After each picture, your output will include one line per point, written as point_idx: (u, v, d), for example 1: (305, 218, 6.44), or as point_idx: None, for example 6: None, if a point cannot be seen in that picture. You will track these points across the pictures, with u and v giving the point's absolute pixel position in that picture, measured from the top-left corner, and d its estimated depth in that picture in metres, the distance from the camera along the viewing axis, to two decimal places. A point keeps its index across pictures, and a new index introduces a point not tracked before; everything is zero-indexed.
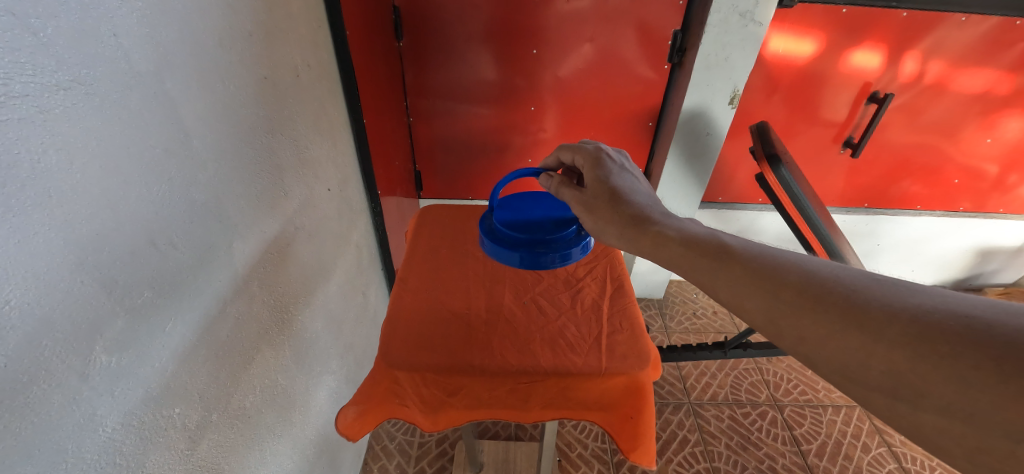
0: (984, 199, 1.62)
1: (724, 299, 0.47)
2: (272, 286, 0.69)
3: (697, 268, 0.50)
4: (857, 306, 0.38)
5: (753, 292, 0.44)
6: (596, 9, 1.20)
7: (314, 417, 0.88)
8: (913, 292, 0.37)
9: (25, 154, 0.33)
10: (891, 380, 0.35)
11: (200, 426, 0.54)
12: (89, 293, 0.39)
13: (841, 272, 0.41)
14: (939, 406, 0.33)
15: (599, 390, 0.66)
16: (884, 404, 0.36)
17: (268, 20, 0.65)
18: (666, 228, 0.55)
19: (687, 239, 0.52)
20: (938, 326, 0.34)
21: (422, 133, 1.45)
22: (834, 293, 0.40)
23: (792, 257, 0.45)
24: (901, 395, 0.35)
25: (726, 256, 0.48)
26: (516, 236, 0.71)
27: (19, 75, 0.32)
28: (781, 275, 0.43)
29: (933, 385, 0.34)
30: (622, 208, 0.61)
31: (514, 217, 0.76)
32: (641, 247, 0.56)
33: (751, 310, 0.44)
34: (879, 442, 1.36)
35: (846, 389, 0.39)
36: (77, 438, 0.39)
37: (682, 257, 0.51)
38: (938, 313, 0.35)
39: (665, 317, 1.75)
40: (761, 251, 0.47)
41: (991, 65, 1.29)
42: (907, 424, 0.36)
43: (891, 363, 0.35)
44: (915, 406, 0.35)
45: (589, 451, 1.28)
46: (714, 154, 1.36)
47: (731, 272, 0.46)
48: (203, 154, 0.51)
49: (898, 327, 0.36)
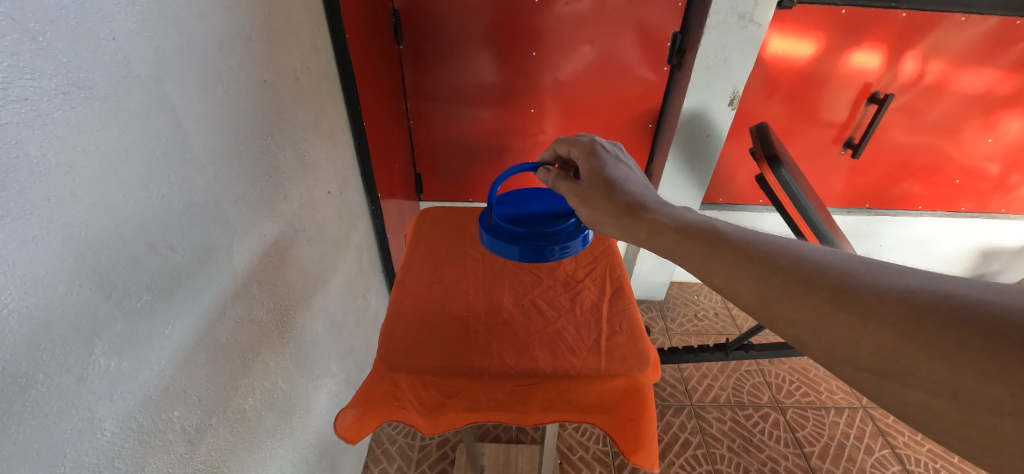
0: (986, 199, 1.61)
1: (717, 286, 0.47)
2: (272, 288, 0.68)
3: (692, 256, 0.49)
4: (847, 288, 0.38)
5: (746, 277, 0.44)
6: (595, 12, 1.20)
7: (314, 421, 0.88)
8: (901, 274, 0.37)
9: (24, 157, 0.33)
10: (879, 360, 0.36)
11: (200, 429, 0.54)
12: (86, 296, 0.39)
13: (833, 257, 0.41)
14: (926, 384, 0.34)
15: (598, 392, 0.66)
16: (873, 384, 0.36)
17: (269, 24, 0.65)
18: (661, 217, 0.55)
19: (683, 227, 0.52)
20: (925, 305, 0.34)
21: (422, 136, 1.45)
22: (826, 277, 0.40)
23: (784, 244, 0.45)
24: (889, 374, 0.35)
25: (721, 244, 0.48)
26: (516, 230, 0.71)
27: (19, 79, 0.33)
28: (773, 261, 0.43)
29: (920, 363, 0.34)
30: (617, 197, 0.60)
31: (513, 212, 0.76)
32: (637, 236, 0.56)
33: (743, 296, 0.44)
34: (883, 444, 1.35)
35: (836, 372, 0.39)
36: (75, 442, 0.39)
37: (677, 245, 0.51)
38: (926, 293, 0.35)
39: (665, 318, 1.74)
40: (754, 238, 0.47)
41: (993, 65, 1.29)
42: (896, 404, 0.36)
43: (879, 343, 0.35)
44: (903, 385, 0.35)
45: (589, 454, 1.27)
46: (715, 153, 1.36)
47: (724, 259, 0.46)
48: (203, 158, 0.51)
49: (886, 307, 0.36)
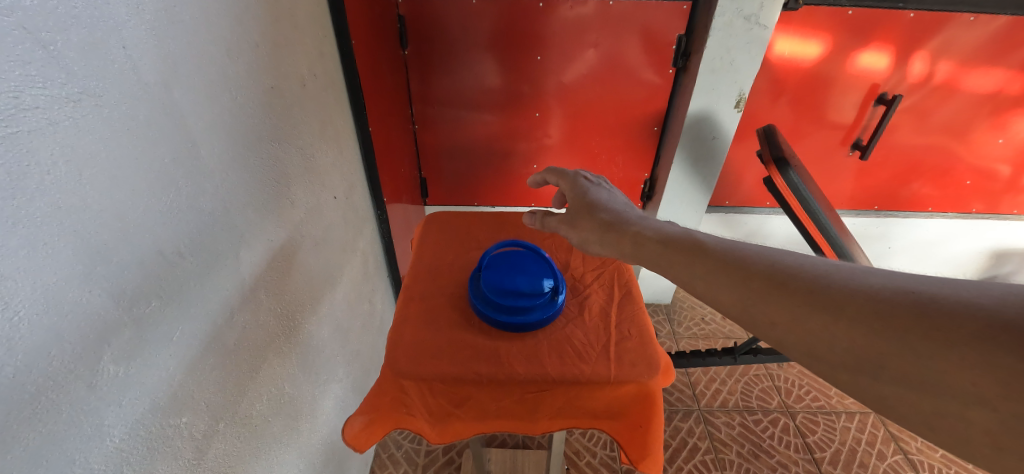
0: (997, 200, 1.59)
1: (700, 292, 0.46)
2: (277, 294, 0.68)
3: (674, 264, 0.49)
4: (818, 290, 0.37)
5: (726, 284, 0.43)
6: (600, 15, 1.20)
7: (320, 427, 0.88)
8: (866, 273, 0.37)
9: (35, 166, 0.33)
10: (851, 355, 0.35)
11: (207, 435, 0.54)
12: (97, 302, 0.39)
13: (804, 262, 0.41)
14: (897, 377, 0.33)
15: (608, 398, 0.66)
16: (848, 380, 0.35)
17: (275, 31, 0.65)
18: (644, 229, 0.55)
19: (666, 237, 0.51)
20: (888, 301, 0.34)
21: (426, 140, 1.45)
22: (798, 281, 0.39)
23: (756, 250, 0.44)
24: (862, 369, 0.34)
25: (701, 252, 0.47)
26: (498, 300, 0.70)
27: (30, 88, 0.33)
28: (748, 267, 0.42)
29: (889, 357, 0.33)
30: (599, 216, 0.61)
31: (499, 274, 0.73)
32: (623, 250, 0.56)
33: (724, 301, 0.43)
34: (895, 450, 1.33)
35: (817, 371, 0.38)
36: (83, 449, 0.38)
37: (660, 256, 0.51)
38: (886, 291, 0.35)
39: (672, 322, 1.73)
40: (734, 247, 0.46)
41: (1002, 65, 1.27)
42: (871, 398, 0.35)
43: (851, 340, 0.35)
44: (876, 379, 0.34)
45: (597, 460, 1.26)
46: (720, 157, 1.35)
47: (703, 266, 0.45)
48: (211, 165, 0.52)
49: (855, 306, 0.35)
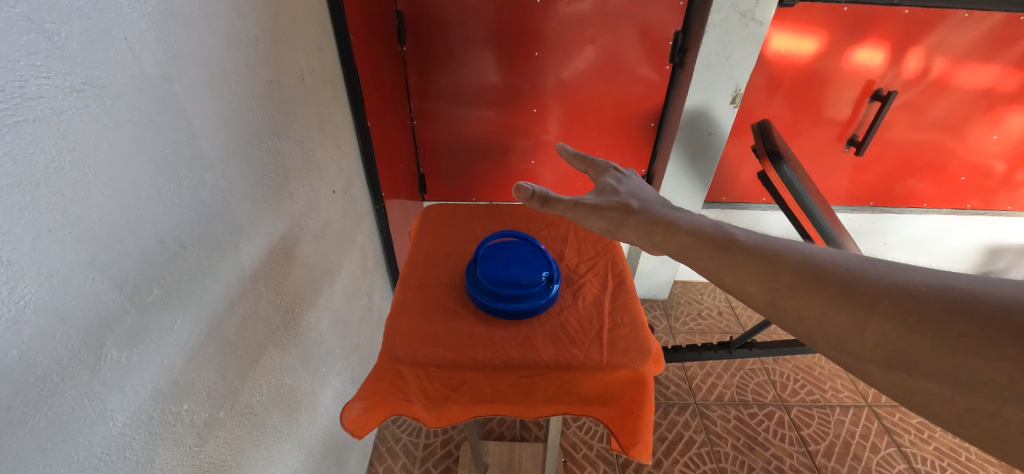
0: (991, 196, 1.60)
1: (727, 285, 0.48)
2: (277, 285, 0.69)
3: (703, 258, 0.51)
4: (852, 285, 0.39)
5: (755, 277, 0.45)
6: (597, 12, 1.21)
7: (320, 417, 0.89)
8: (904, 269, 0.38)
9: (39, 154, 0.34)
10: (884, 350, 0.36)
11: (208, 423, 0.55)
12: (99, 288, 0.39)
13: (836, 256, 0.42)
14: (929, 372, 0.34)
15: (600, 384, 0.67)
16: (879, 374, 0.36)
17: (274, 26, 0.66)
18: (677, 220, 0.57)
19: (696, 230, 0.54)
20: (923, 298, 0.35)
21: (424, 136, 1.46)
22: (830, 275, 0.40)
23: (790, 245, 0.46)
24: (894, 364, 0.35)
25: (730, 246, 0.49)
26: (496, 288, 0.71)
27: (35, 78, 0.33)
28: (780, 261, 0.44)
29: (922, 352, 0.34)
30: (631, 205, 0.63)
31: (496, 265, 0.75)
32: (654, 239, 0.59)
33: (753, 294, 0.45)
34: (889, 442, 1.34)
35: (846, 366, 0.39)
36: (87, 433, 0.39)
37: (689, 249, 0.53)
38: (925, 287, 0.36)
39: (669, 317, 1.74)
40: (769, 241, 0.47)
41: (996, 61, 1.28)
42: (901, 392, 0.36)
43: (883, 335, 0.36)
44: (907, 374, 0.35)
45: (594, 452, 1.27)
46: (716, 152, 1.36)
47: (733, 259, 0.47)
48: (211, 156, 0.52)
49: (888, 302, 0.36)
